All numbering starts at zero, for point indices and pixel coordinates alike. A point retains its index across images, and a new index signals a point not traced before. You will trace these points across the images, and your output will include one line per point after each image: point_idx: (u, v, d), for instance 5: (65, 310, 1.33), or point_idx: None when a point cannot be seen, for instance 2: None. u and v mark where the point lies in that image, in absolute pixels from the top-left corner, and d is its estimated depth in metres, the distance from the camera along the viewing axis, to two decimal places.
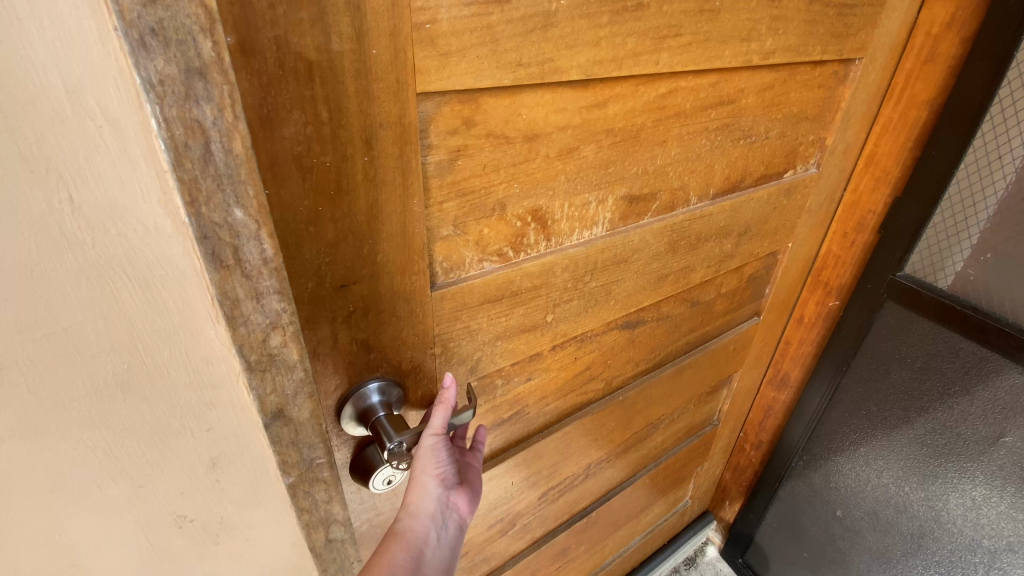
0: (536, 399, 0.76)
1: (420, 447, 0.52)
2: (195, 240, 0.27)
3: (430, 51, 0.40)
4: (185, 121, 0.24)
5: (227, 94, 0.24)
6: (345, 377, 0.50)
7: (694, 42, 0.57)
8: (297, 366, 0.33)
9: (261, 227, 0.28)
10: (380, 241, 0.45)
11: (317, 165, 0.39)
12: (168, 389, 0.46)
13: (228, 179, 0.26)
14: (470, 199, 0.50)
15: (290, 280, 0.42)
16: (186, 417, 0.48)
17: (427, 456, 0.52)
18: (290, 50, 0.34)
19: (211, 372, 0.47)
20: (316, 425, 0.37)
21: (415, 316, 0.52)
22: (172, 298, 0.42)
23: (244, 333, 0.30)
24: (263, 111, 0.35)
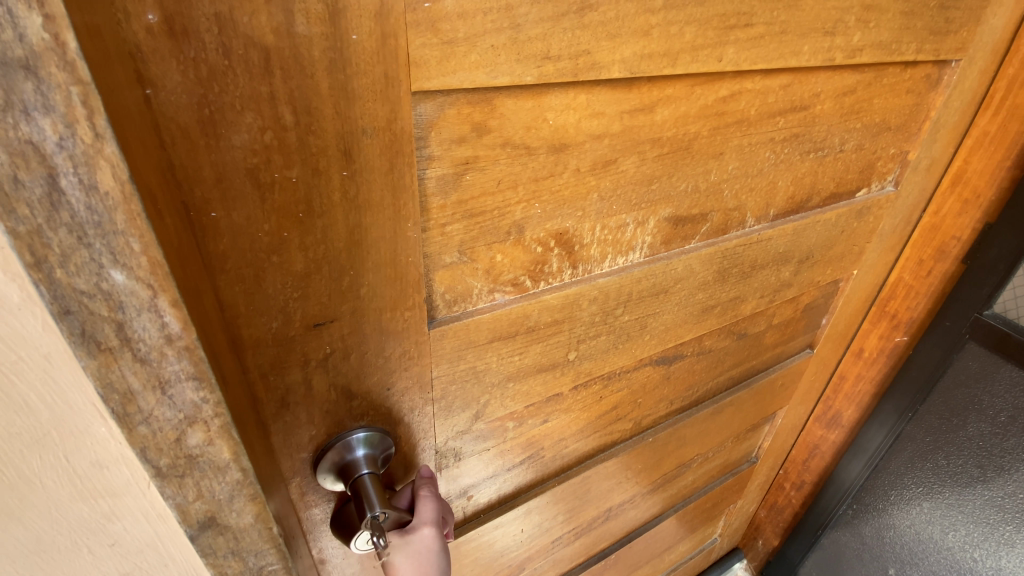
0: (554, 442, 0.67)
1: (418, 548, 0.45)
2: (55, 317, 0.20)
3: (430, 38, 0.31)
4: (11, 145, 0.17)
5: (79, 100, 0.17)
6: (322, 427, 0.42)
7: (766, 35, 0.46)
8: (230, 468, 0.26)
9: (158, 293, 0.21)
10: (364, 272, 0.36)
11: (280, 181, 0.30)
12: (45, 506, 0.30)
13: (99, 228, 0.19)
14: (479, 221, 0.41)
15: (249, 320, 0.34)
16: (79, 534, 0.32)
17: (423, 556, 0.45)
18: (237, 34, 0.26)
19: (107, 481, 0.30)
20: (263, 529, 0.29)
21: (407, 358, 0.43)
22: (33, 389, 0.26)
23: (144, 432, 0.24)
24: (203, 113, 0.27)
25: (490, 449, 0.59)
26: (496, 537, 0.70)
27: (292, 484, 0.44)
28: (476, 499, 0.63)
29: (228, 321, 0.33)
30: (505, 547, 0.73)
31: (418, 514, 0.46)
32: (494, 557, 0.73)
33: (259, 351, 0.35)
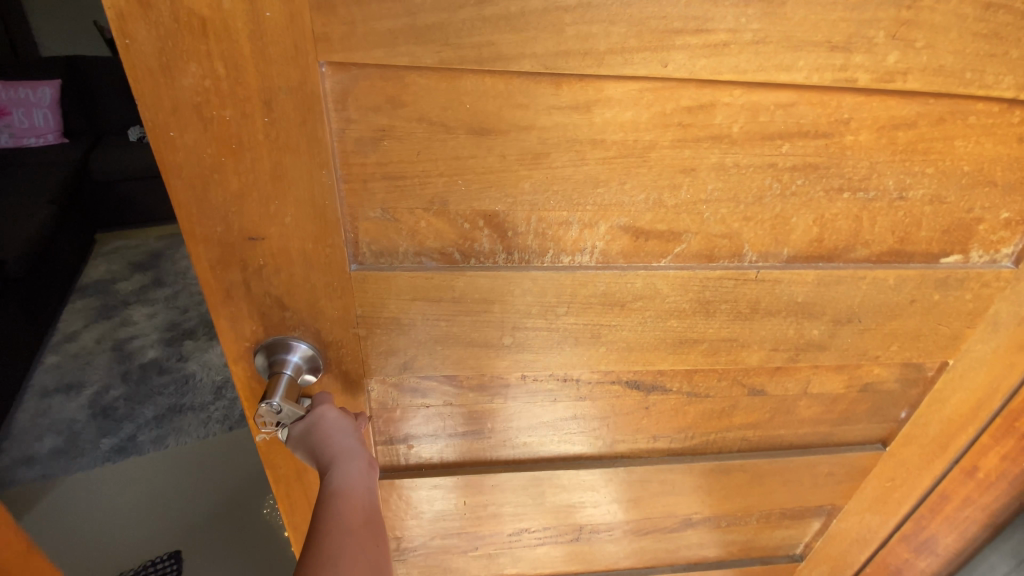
0: (544, 416, 0.68)
1: (325, 421, 0.55)
2: None
3: (332, 18, 0.38)
4: None
5: None
6: (260, 324, 0.53)
7: (732, 43, 0.43)
8: None
9: None
10: (287, 203, 0.46)
11: (218, 117, 0.41)
12: None
13: None
14: (400, 186, 0.47)
15: (200, 220, 0.46)
16: None
17: (333, 424, 0.55)
18: (182, 5, 0.37)
19: None
20: None
21: (333, 289, 0.52)
22: None
23: None
24: (161, 60, 0.38)
25: (427, 405, 0.64)
26: (438, 498, 0.75)
27: (237, 364, 0.56)
28: (417, 451, 0.69)
29: (184, 217, 0.46)
30: (449, 512, 0.77)
31: (315, 405, 0.56)
32: (435, 517, 0.78)
33: (208, 247, 0.47)
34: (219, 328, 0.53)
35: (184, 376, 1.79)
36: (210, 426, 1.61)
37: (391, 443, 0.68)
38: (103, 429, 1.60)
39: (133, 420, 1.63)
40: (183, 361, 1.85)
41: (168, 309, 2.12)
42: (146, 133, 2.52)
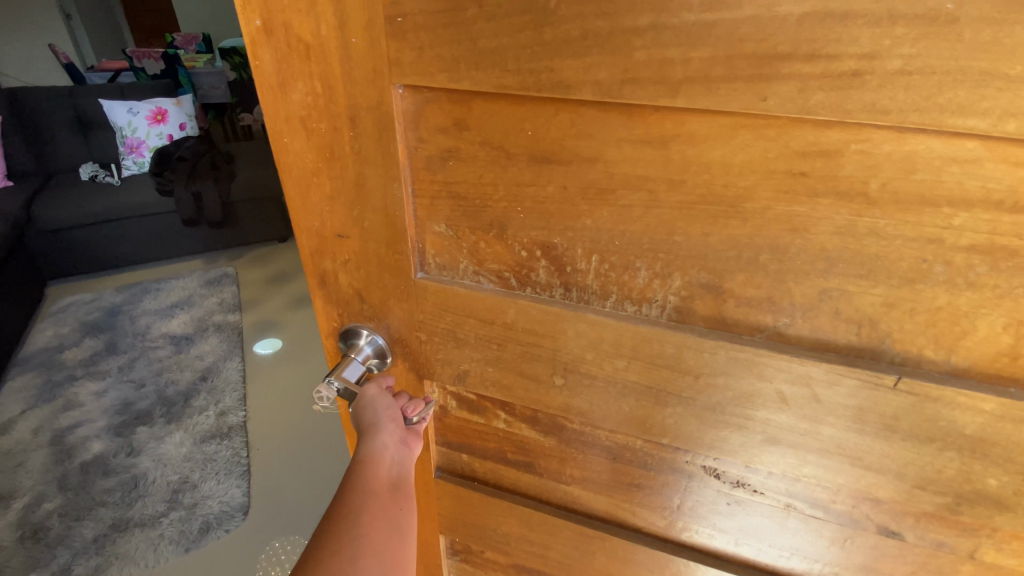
0: (599, 472, 0.61)
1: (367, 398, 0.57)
2: None
3: (404, 44, 0.41)
4: None
5: None
6: (346, 309, 0.60)
7: (857, 73, 0.32)
8: None
9: None
10: (367, 208, 0.51)
11: (315, 130, 0.47)
12: None
13: None
14: (463, 205, 0.48)
15: (303, 215, 0.54)
16: None
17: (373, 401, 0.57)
18: (293, 34, 0.43)
19: None
20: None
21: (400, 292, 0.56)
22: None
23: None
24: (277, 79, 0.46)
25: (482, 422, 0.64)
26: (488, 520, 0.73)
27: (328, 340, 0.64)
28: (471, 463, 0.69)
29: (291, 210, 0.54)
30: (498, 540, 0.75)
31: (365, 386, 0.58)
32: (485, 540, 0.76)
33: (308, 237, 0.55)
34: (315, 306, 0.61)
35: (132, 477, 1.69)
36: (160, 548, 1.49)
37: (448, 446, 0.69)
38: (31, 558, 1.48)
39: (68, 546, 1.51)
40: (130, 457, 1.76)
41: (120, 384, 2.05)
42: (96, 170, 2.68)
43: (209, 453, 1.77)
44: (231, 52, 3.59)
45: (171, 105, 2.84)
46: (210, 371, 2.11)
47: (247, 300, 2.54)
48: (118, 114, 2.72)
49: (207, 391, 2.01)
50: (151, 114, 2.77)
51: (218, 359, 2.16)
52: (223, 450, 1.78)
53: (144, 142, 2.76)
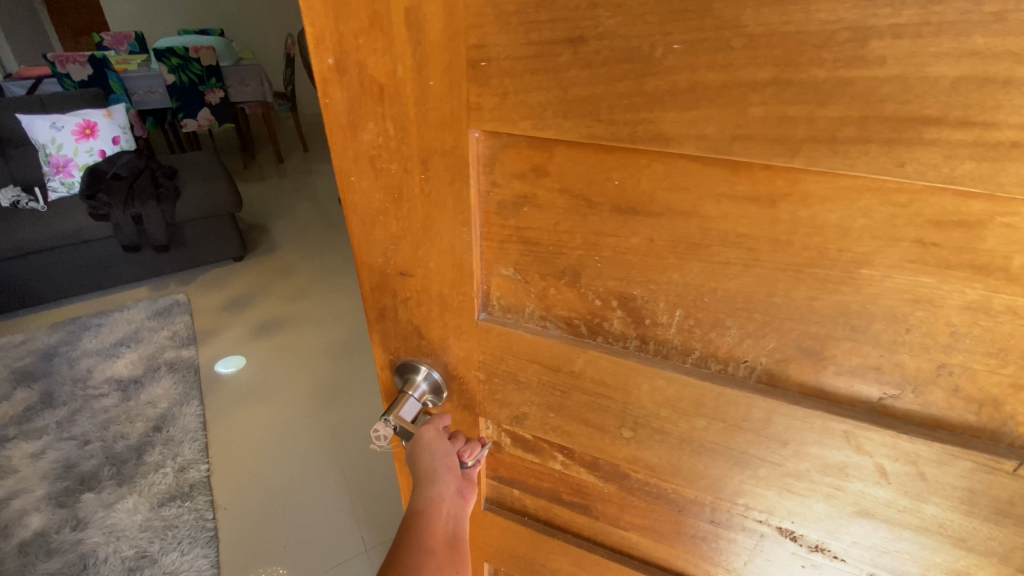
0: (660, 521, 0.58)
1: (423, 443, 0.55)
2: None
3: (486, 89, 0.38)
4: None
5: None
6: (404, 343, 0.58)
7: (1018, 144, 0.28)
8: None
9: None
10: (432, 248, 0.49)
11: (385, 170, 0.46)
12: None
13: None
14: (535, 250, 0.46)
15: (367, 251, 0.52)
16: None
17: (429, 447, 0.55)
18: (368, 74, 0.41)
19: None
20: None
21: (461, 332, 0.54)
22: None
23: None
24: (349, 118, 0.44)
25: (538, 462, 0.61)
26: (538, 556, 0.71)
27: (383, 371, 0.62)
28: (524, 499, 0.67)
29: (356, 246, 0.53)
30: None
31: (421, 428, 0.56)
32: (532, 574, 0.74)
33: (370, 274, 0.54)
34: (372, 338, 0.60)
35: (80, 555, 1.55)
36: None
37: (501, 481, 0.67)
38: None
39: None
40: (77, 531, 1.61)
41: (60, 443, 1.89)
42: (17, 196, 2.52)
43: (169, 518, 1.65)
44: (166, 53, 3.46)
45: (101, 118, 2.73)
46: (164, 420, 1.97)
47: (202, 333, 2.42)
48: (40, 130, 2.58)
49: (162, 444, 1.88)
50: (79, 129, 2.65)
51: (172, 405, 2.03)
52: (185, 513, 1.66)
53: (71, 161, 2.62)
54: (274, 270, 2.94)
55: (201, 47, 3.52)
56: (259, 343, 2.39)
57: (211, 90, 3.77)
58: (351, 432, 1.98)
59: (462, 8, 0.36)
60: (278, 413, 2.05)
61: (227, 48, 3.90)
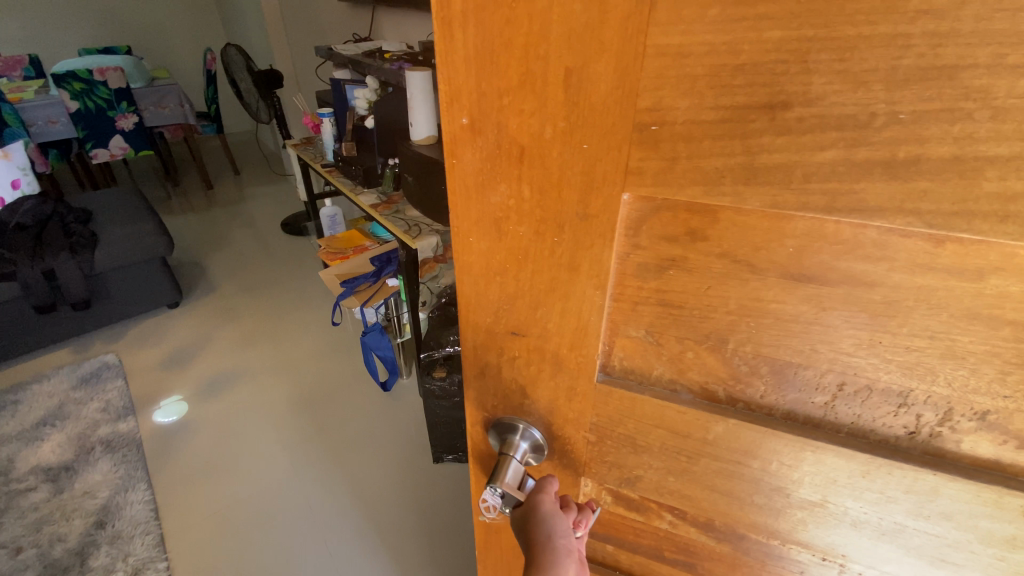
0: None
1: (540, 514, 0.51)
2: None
3: (652, 153, 0.35)
4: None
5: None
6: (503, 401, 0.55)
7: None
8: None
9: None
10: (554, 310, 0.45)
11: (511, 230, 0.43)
12: None
13: None
14: (674, 314, 0.42)
15: (475, 309, 0.49)
16: None
17: (546, 519, 0.51)
18: (507, 134, 0.38)
19: None
20: None
21: (573, 393, 0.50)
22: None
23: None
24: (478, 178, 0.41)
25: (640, 519, 0.58)
26: None
27: (474, 428, 0.59)
28: (616, 553, 0.64)
29: (464, 302, 0.50)
30: None
31: (536, 498, 0.52)
32: None
33: (476, 331, 0.51)
34: (466, 395, 0.57)
35: None
36: None
37: (593, 535, 0.64)
38: None
39: None
40: None
41: None
42: None
43: None
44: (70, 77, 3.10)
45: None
46: (107, 512, 1.64)
47: (141, 398, 2.06)
48: None
49: (108, 543, 1.55)
50: None
51: (115, 493, 1.69)
52: None
53: None
54: (217, 313, 2.59)
55: (108, 69, 3.18)
56: (210, 402, 2.05)
57: (122, 115, 3.42)
58: (342, 489, 1.71)
59: (638, 71, 0.33)
60: (251, 477, 1.76)
61: (137, 67, 3.70)
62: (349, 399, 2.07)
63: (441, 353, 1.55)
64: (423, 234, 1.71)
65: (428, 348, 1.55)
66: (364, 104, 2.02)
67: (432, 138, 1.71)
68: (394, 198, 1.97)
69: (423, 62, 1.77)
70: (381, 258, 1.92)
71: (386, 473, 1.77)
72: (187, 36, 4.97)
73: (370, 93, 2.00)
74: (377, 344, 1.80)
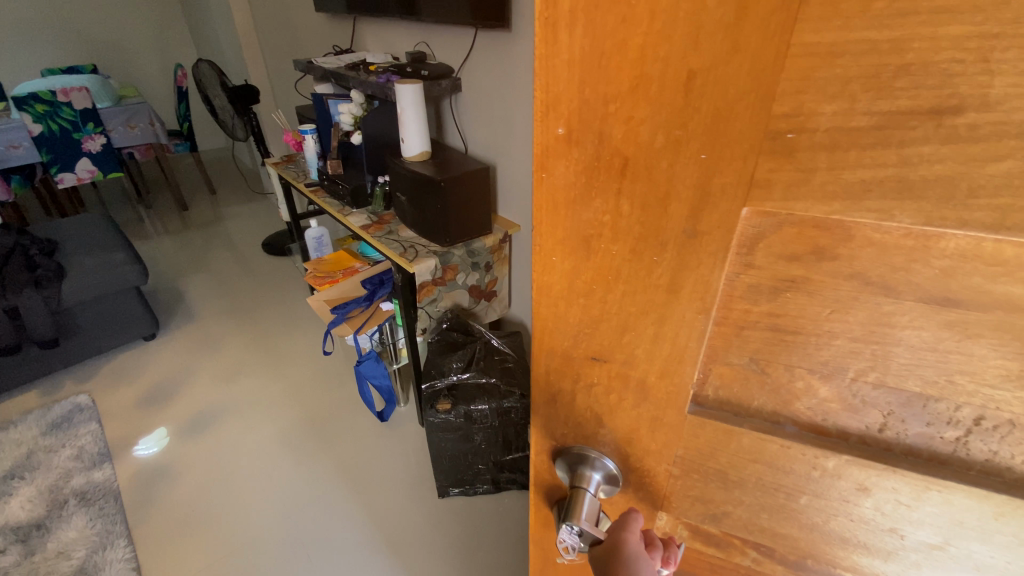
0: None
1: (624, 552, 0.46)
2: None
3: (784, 164, 0.31)
4: None
5: None
6: (573, 429, 0.51)
7: None
8: None
9: None
10: (643, 335, 0.42)
11: (604, 249, 0.39)
12: None
13: None
14: (784, 340, 0.38)
15: (552, 332, 0.47)
16: None
17: (632, 557, 0.46)
18: (609, 145, 0.35)
19: None
20: None
21: (657, 423, 0.46)
22: None
23: None
24: (571, 194, 0.38)
25: (720, 557, 0.53)
26: None
27: (539, 457, 0.56)
28: None
29: (539, 324, 0.47)
30: None
31: (618, 534, 0.48)
32: None
33: (551, 355, 0.48)
34: (533, 423, 0.54)
35: None
36: None
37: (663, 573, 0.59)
38: None
39: None
40: None
41: None
42: None
43: None
44: (30, 99, 2.96)
45: None
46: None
47: (119, 444, 1.90)
48: None
49: None
50: None
51: (92, 552, 1.53)
52: None
53: None
54: (198, 343, 2.45)
55: (70, 89, 3.06)
56: (195, 444, 1.91)
57: (89, 137, 3.30)
58: (344, 535, 1.59)
59: (777, 75, 0.29)
60: (245, 526, 1.62)
61: (103, 87, 3.55)
62: (343, 434, 1.94)
63: (444, 383, 1.43)
64: (421, 256, 1.50)
65: (430, 379, 1.44)
66: (349, 120, 1.85)
67: (424, 154, 1.59)
68: (384, 218, 1.78)
69: (410, 74, 1.67)
70: (374, 281, 1.76)
71: (392, 514, 1.65)
72: (153, 53, 4.87)
73: (355, 108, 1.83)
74: (372, 373, 1.68)
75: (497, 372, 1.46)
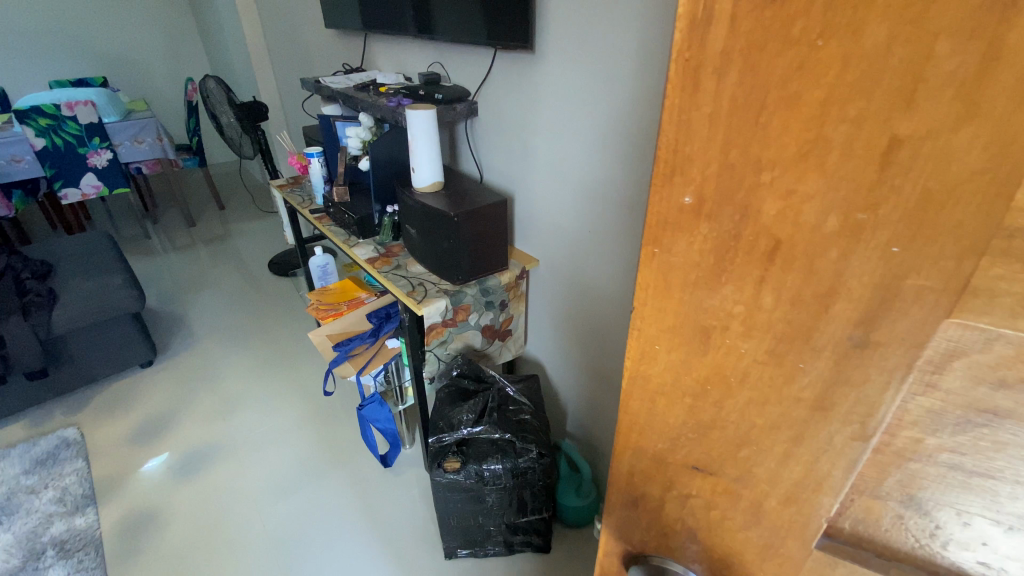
0: None
1: None
2: None
3: (1014, 268, 0.23)
4: None
5: None
6: (656, 536, 0.43)
7: None
8: None
9: None
10: (768, 452, 0.34)
11: (730, 345, 0.32)
12: None
13: None
14: (963, 482, 0.28)
15: (647, 430, 0.39)
16: None
17: None
18: (758, 224, 0.29)
19: None
20: None
21: (769, 551, 0.37)
22: None
23: None
24: (698, 275, 0.32)
25: None
26: None
27: (606, 557, 0.48)
28: None
29: (628, 418, 0.40)
30: None
31: None
32: None
33: (640, 453, 0.40)
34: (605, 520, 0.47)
35: None
36: None
37: None
38: None
39: None
40: None
41: None
42: None
43: None
44: (33, 113, 2.92)
45: None
46: None
47: (105, 485, 1.79)
48: None
49: None
50: None
51: None
52: None
53: None
54: (195, 370, 2.35)
55: (76, 103, 3.01)
56: (186, 487, 1.79)
57: (94, 152, 3.25)
58: None
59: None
60: None
61: (110, 100, 3.48)
62: (343, 480, 1.81)
63: (452, 438, 1.32)
64: (430, 295, 1.41)
65: (437, 433, 1.34)
66: (357, 144, 1.79)
67: (437, 184, 1.51)
68: (393, 249, 1.69)
69: (423, 98, 1.60)
70: (379, 314, 1.71)
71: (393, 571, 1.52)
72: (165, 68, 4.88)
73: (364, 132, 1.77)
74: (376, 417, 1.58)
75: (511, 426, 1.35)
